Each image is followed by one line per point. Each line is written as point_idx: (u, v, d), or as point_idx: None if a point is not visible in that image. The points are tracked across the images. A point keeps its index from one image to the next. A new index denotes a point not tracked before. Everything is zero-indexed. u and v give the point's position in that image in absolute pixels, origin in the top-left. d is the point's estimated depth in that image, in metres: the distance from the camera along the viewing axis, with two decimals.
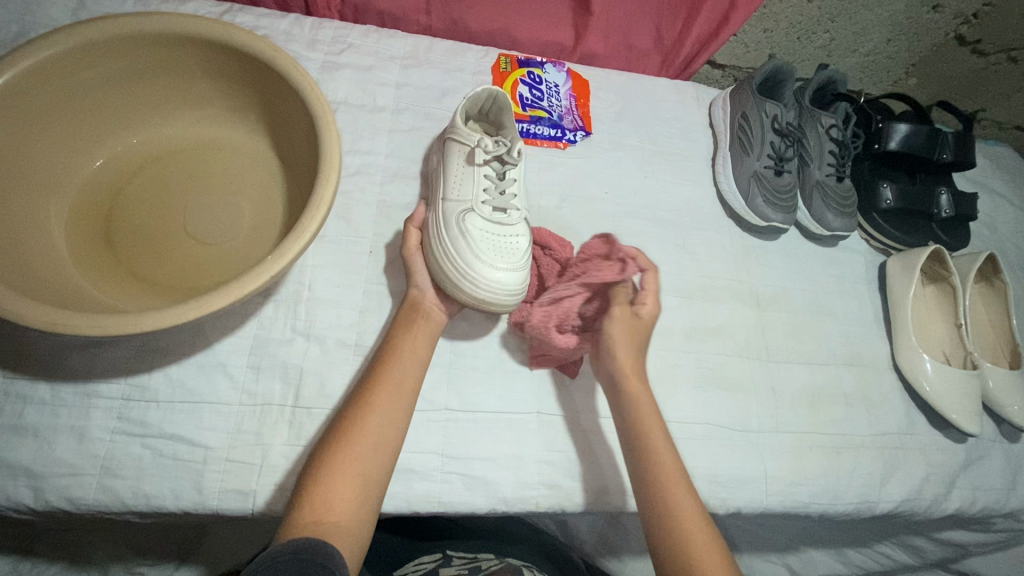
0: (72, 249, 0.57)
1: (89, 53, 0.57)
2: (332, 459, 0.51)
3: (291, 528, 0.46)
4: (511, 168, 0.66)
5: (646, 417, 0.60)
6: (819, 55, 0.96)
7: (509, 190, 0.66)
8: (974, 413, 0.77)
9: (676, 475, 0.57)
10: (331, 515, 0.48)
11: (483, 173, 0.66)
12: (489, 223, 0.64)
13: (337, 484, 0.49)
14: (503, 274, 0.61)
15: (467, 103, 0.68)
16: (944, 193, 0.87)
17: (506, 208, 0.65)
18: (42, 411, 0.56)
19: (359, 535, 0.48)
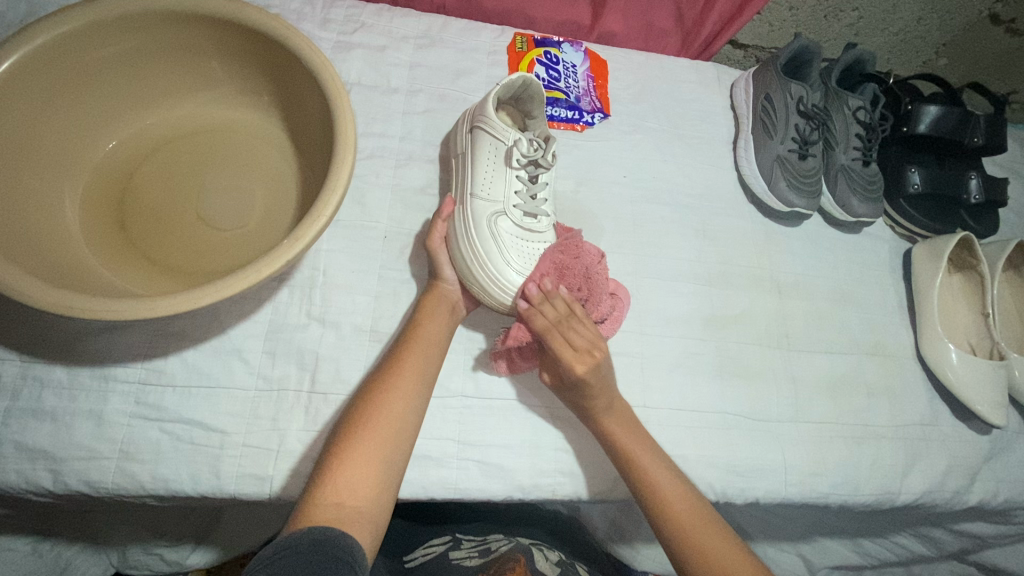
0: (87, 233, 0.56)
1: (100, 31, 0.56)
2: (352, 442, 0.50)
3: (313, 509, 0.45)
4: (542, 172, 0.66)
5: (629, 441, 0.59)
6: (847, 34, 0.93)
7: (539, 195, 0.67)
8: (1000, 404, 0.75)
9: (672, 482, 0.59)
10: (352, 497, 0.47)
11: (516, 175, 0.65)
12: (518, 229, 0.64)
13: (358, 468, 0.49)
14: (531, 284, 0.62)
15: (501, 87, 0.65)
16: (973, 177, 0.83)
17: (536, 214, 0.66)
18: (60, 395, 0.56)
19: (379, 519, 0.48)
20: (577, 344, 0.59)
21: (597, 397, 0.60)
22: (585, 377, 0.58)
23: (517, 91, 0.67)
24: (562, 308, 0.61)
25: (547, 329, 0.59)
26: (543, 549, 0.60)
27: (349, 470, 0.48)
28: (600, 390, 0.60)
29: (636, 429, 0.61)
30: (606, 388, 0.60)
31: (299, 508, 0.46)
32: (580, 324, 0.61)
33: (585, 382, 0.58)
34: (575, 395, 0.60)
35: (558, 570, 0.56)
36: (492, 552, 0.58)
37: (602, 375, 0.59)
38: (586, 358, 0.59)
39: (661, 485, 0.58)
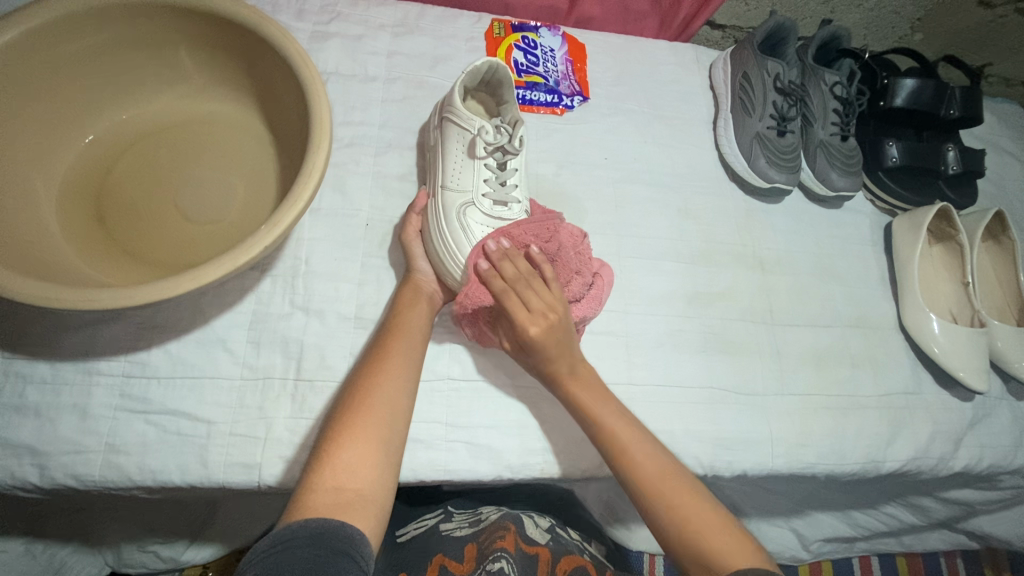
0: (66, 228, 0.56)
1: (69, 25, 0.55)
2: (348, 429, 0.50)
3: (314, 496, 0.45)
4: (512, 158, 0.67)
5: (609, 418, 0.57)
6: (822, 11, 0.94)
7: (509, 182, 0.66)
8: (982, 370, 0.76)
9: (648, 456, 0.56)
10: (353, 481, 0.47)
11: (484, 163, 0.66)
12: (490, 217, 0.64)
13: (355, 453, 0.49)
14: None
15: (467, 76, 0.66)
16: (951, 149, 0.84)
17: (507, 201, 0.66)
18: (43, 390, 0.56)
19: (382, 501, 0.48)
20: (532, 305, 0.58)
21: (561, 361, 0.59)
22: (537, 337, 0.57)
23: (486, 80, 0.68)
24: (525, 275, 0.60)
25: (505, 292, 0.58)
26: (533, 517, 0.60)
27: (347, 455, 0.48)
28: (562, 353, 0.59)
29: (609, 400, 0.59)
30: (559, 352, 0.58)
31: (298, 496, 0.45)
32: (544, 291, 0.59)
33: (539, 342, 0.57)
34: (535, 356, 0.59)
35: (548, 536, 0.56)
36: (483, 522, 0.59)
37: (559, 339, 0.58)
38: (538, 320, 0.57)
39: (639, 461, 0.55)
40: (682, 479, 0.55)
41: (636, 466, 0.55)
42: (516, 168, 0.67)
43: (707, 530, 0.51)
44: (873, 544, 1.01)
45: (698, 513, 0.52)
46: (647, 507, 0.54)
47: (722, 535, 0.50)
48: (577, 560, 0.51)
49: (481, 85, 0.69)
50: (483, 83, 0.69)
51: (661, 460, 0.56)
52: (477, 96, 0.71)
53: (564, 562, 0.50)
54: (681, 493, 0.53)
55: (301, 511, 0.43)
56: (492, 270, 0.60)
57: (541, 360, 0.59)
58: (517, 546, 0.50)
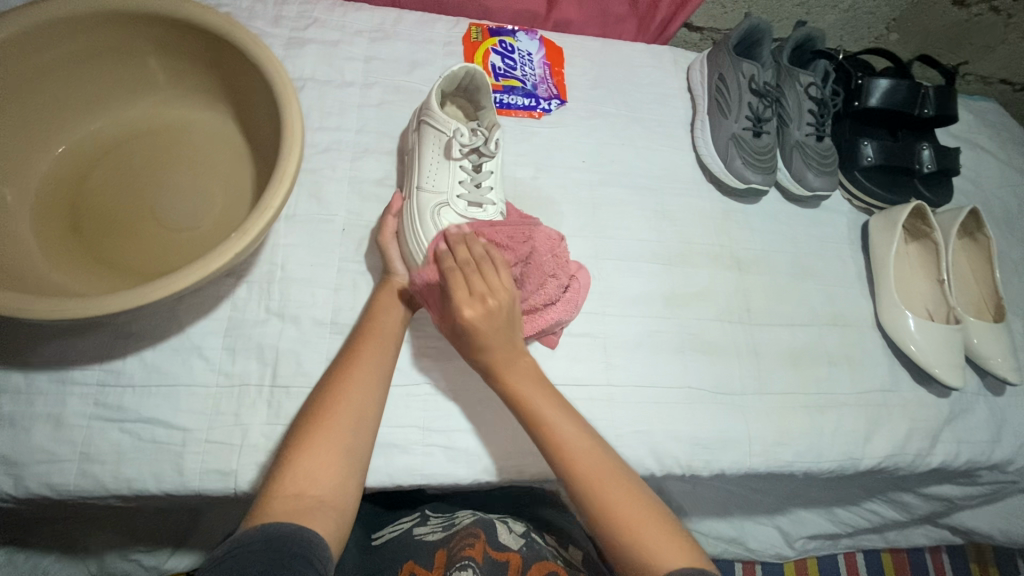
0: (39, 237, 0.56)
1: (38, 34, 0.55)
2: (311, 435, 0.50)
3: (273, 502, 0.45)
4: (487, 160, 0.66)
5: (549, 416, 0.56)
6: (798, 12, 0.94)
7: (485, 184, 0.66)
8: (957, 366, 0.77)
9: (591, 455, 0.55)
10: (314, 487, 0.47)
11: (459, 165, 0.66)
12: (463, 218, 0.64)
13: (318, 459, 0.49)
14: None
15: (445, 80, 0.66)
16: (925, 147, 0.85)
17: (482, 203, 0.66)
18: (17, 400, 0.56)
19: (345, 507, 0.48)
20: (474, 287, 0.56)
21: (495, 350, 0.57)
22: (471, 319, 0.56)
23: (465, 84, 0.69)
24: (475, 261, 0.58)
25: (451, 270, 0.57)
26: (508, 522, 0.60)
27: (308, 461, 0.48)
28: (489, 342, 0.57)
29: (552, 395, 0.58)
30: (494, 342, 0.57)
31: (258, 502, 0.46)
32: (494, 279, 0.58)
33: (473, 325, 0.56)
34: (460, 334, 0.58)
35: (521, 540, 0.55)
36: (456, 526, 0.59)
37: (491, 327, 0.57)
38: (476, 303, 0.56)
39: (581, 462, 0.54)
40: (619, 475, 0.54)
41: (576, 466, 0.54)
42: (491, 170, 0.67)
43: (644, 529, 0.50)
44: (858, 541, 1.01)
45: (634, 508, 0.52)
46: (589, 504, 0.53)
47: (656, 529, 0.50)
48: (549, 565, 0.51)
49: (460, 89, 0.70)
50: (462, 87, 0.69)
51: (602, 459, 0.55)
52: (456, 100, 0.71)
53: (533, 568, 0.50)
54: (619, 491, 0.53)
55: (258, 517, 0.44)
56: (448, 252, 0.59)
57: (474, 348, 0.58)
58: (483, 553, 0.50)
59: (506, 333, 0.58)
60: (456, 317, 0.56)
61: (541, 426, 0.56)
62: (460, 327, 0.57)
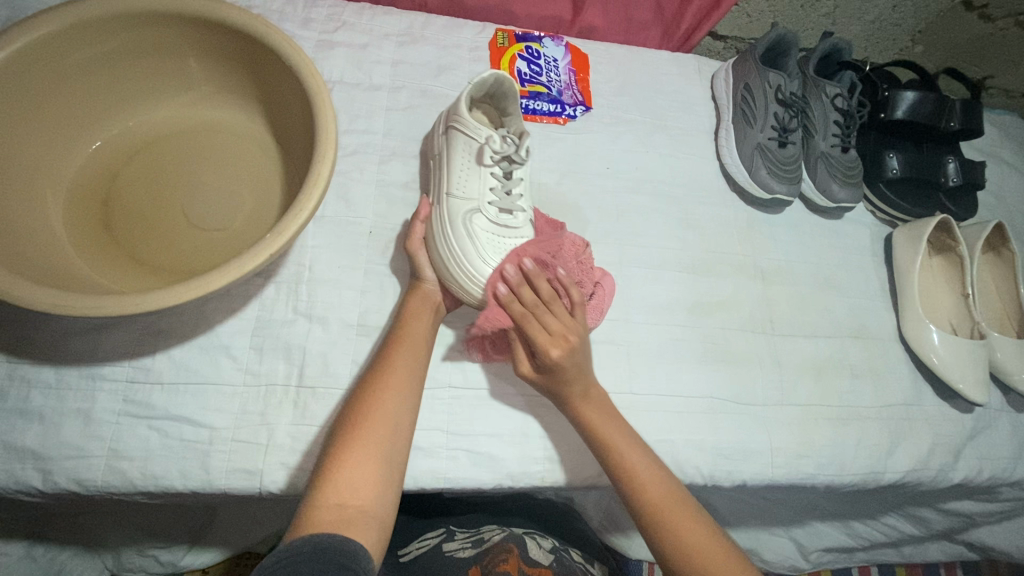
0: (72, 234, 0.56)
1: (78, 33, 0.56)
2: (350, 444, 0.51)
3: (317, 512, 0.45)
4: (518, 167, 0.66)
5: (621, 446, 0.58)
6: (824, 23, 0.94)
7: (515, 191, 0.66)
8: (982, 382, 0.76)
9: (658, 483, 0.57)
10: (355, 497, 0.47)
11: (490, 172, 0.65)
12: (495, 225, 0.64)
13: (358, 469, 0.49)
14: None
15: (474, 84, 0.66)
16: (951, 160, 0.85)
17: (513, 210, 0.65)
18: (48, 395, 0.56)
19: (384, 518, 0.48)
20: (552, 328, 0.60)
21: (575, 387, 0.60)
22: (559, 361, 0.59)
23: (492, 89, 0.68)
24: (540, 301, 0.61)
25: (524, 316, 0.60)
26: (537, 537, 0.61)
27: (350, 472, 0.48)
28: (569, 384, 0.60)
29: (620, 424, 0.60)
30: (574, 383, 0.60)
31: (302, 512, 0.46)
32: (561, 317, 0.61)
33: (560, 365, 0.59)
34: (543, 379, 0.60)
35: (552, 557, 0.57)
36: (486, 542, 0.59)
37: (571, 373, 0.60)
38: (559, 343, 0.59)
39: (651, 487, 0.57)
40: (680, 498, 0.57)
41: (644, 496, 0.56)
42: (521, 177, 0.67)
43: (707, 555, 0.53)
44: (874, 555, 1.01)
45: (696, 532, 0.54)
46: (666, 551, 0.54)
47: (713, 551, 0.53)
48: None
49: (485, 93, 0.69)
50: (488, 93, 0.69)
51: (667, 484, 0.57)
52: (479, 105, 0.71)
53: None
54: (683, 513, 0.55)
55: (304, 527, 0.44)
56: (510, 294, 0.60)
57: (554, 391, 0.60)
58: (519, 568, 0.50)
59: (585, 363, 0.61)
60: (546, 361, 0.59)
61: (616, 458, 0.58)
62: (545, 367, 0.59)
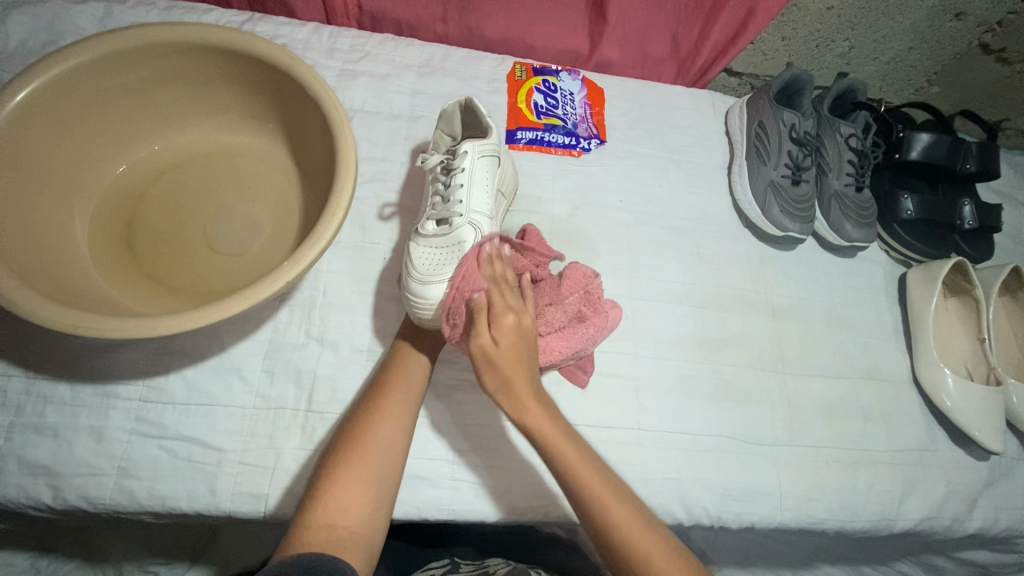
0: (95, 252, 0.58)
1: (114, 60, 0.58)
2: (342, 464, 0.51)
3: (306, 533, 0.46)
4: (455, 174, 0.62)
5: (587, 478, 0.51)
6: (839, 63, 0.95)
7: (455, 200, 0.62)
8: (998, 430, 0.75)
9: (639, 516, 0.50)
10: (346, 517, 0.48)
11: (434, 188, 0.65)
12: (427, 237, 0.62)
13: (349, 491, 0.50)
14: (432, 289, 0.59)
15: (443, 121, 0.69)
16: (966, 204, 0.85)
17: (449, 217, 0.61)
18: (62, 411, 0.57)
19: (372, 540, 0.49)
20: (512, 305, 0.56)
21: (517, 374, 0.53)
22: (507, 323, 0.53)
23: (463, 118, 0.69)
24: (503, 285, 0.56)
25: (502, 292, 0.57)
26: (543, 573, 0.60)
27: (341, 493, 0.49)
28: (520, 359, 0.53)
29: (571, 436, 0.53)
30: (517, 366, 0.53)
31: (291, 533, 0.46)
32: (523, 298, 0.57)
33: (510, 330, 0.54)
34: (492, 347, 0.52)
35: None
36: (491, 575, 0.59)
37: (517, 346, 0.53)
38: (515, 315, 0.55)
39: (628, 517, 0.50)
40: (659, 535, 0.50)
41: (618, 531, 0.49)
42: (462, 182, 0.62)
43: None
44: None
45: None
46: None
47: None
48: None
49: (468, 126, 0.70)
50: (465, 124, 0.70)
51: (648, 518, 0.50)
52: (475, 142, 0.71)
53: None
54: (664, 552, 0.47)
55: (291, 548, 0.44)
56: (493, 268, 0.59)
57: (494, 373, 0.52)
58: None
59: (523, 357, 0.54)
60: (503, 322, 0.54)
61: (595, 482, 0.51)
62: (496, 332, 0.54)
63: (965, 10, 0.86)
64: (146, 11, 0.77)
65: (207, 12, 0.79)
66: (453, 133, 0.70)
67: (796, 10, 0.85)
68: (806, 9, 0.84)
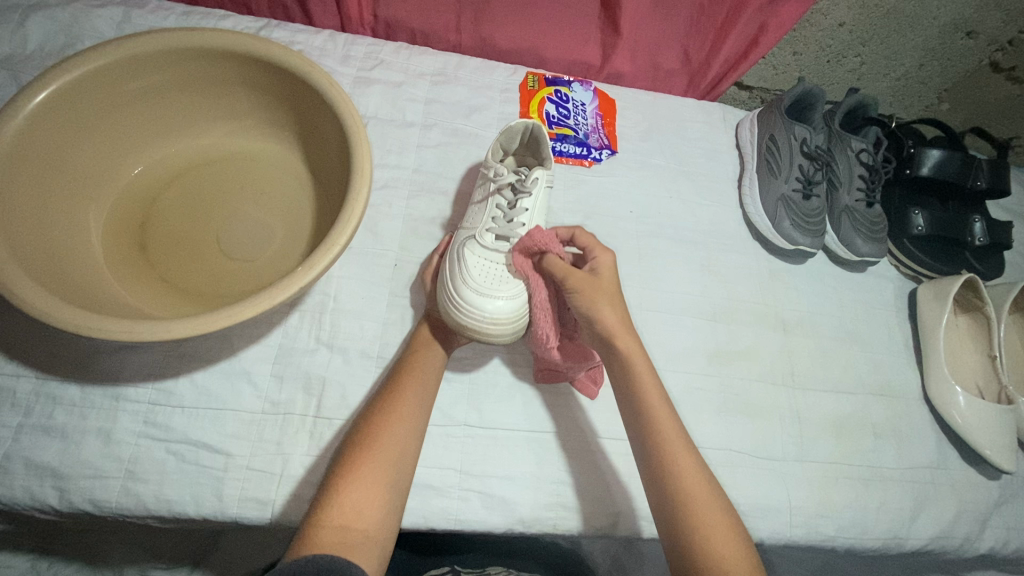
0: (108, 253, 0.58)
1: (134, 64, 0.59)
2: (356, 465, 0.51)
3: (320, 533, 0.46)
4: (524, 198, 0.64)
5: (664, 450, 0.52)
6: (849, 78, 0.96)
7: (518, 221, 0.63)
8: (1009, 449, 0.74)
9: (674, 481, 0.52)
10: (361, 518, 0.48)
11: (495, 202, 0.64)
12: (489, 251, 0.62)
13: (362, 491, 0.49)
14: (496, 305, 0.59)
15: (506, 132, 0.67)
16: (978, 221, 0.84)
17: (510, 236, 0.63)
18: (71, 412, 0.57)
19: (384, 546, 0.48)
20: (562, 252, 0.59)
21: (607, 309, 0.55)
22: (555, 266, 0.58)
23: (524, 139, 0.69)
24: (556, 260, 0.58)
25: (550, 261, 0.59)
26: None
27: (355, 493, 0.49)
28: (600, 296, 0.55)
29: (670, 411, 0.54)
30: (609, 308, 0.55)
31: (304, 532, 0.46)
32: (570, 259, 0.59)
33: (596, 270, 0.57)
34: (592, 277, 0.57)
35: None
36: None
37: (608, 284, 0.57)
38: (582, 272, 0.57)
39: (666, 432, 0.53)
40: (691, 451, 0.53)
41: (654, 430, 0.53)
42: (527, 207, 0.64)
43: (713, 528, 0.48)
44: None
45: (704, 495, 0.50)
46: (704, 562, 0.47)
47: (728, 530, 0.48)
48: None
49: (523, 148, 0.70)
50: (523, 145, 0.70)
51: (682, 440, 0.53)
52: (525, 161, 0.71)
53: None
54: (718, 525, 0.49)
55: (306, 548, 0.44)
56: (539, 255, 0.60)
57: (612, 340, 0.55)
58: None
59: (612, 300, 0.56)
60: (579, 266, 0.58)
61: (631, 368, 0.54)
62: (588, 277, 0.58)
63: (976, 29, 0.87)
64: (163, 15, 0.78)
65: (224, 18, 0.80)
66: (509, 147, 0.69)
67: (808, 25, 0.85)
68: (819, 24, 0.85)
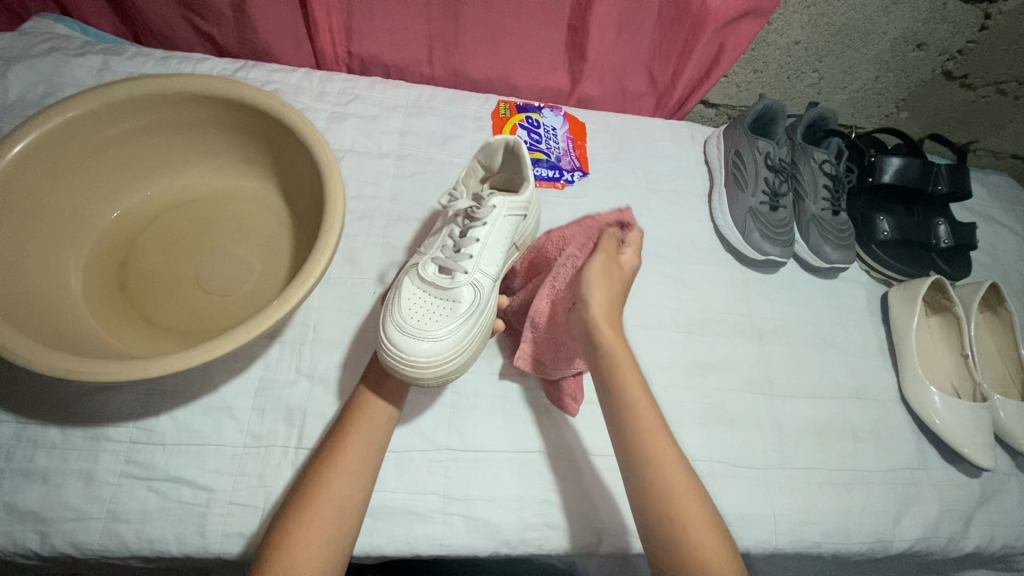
0: (89, 295, 0.59)
1: (111, 111, 0.61)
2: (294, 525, 0.50)
3: None
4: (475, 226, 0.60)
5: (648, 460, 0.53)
6: (810, 92, 0.99)
7: (465, 252, 0.59)
8: (987, 446, 0.75)
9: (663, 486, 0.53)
10: None
11: (449, 230, 0.61)
12: (425, 285, 0.59)
13: (298, 556, 0.49)
14: (408, 342, 0.55)
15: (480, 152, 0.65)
16: (941, 223, 0.87)
17: (453, 270, 0.58)
18: (51, 455, 0.57)
19: None
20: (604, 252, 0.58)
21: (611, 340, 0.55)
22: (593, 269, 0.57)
23: (505, 156, 0.66)
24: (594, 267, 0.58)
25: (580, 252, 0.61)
26: None
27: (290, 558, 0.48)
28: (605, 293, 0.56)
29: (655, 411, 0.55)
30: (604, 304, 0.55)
31: None
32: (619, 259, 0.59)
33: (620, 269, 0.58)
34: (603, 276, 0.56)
35: None
36: None
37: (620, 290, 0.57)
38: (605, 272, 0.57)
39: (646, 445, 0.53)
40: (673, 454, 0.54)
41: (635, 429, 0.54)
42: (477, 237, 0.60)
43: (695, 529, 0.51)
44: None
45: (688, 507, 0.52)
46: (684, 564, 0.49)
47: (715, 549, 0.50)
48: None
49: (505, 166, 0.67)
50: (505, 163, 0.67)
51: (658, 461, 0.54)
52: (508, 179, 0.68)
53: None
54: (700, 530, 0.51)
55: None
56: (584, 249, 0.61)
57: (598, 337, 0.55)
58: None
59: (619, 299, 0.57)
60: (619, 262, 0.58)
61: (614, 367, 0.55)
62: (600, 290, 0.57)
63: (925, 40, 0.91)
64: (142, 61, 0.81)
65: (201, 61, 0.82)
66: (489, 164, 0.66)
67: (765, 44, 0.89)
68: (775, 43, 0.89)
